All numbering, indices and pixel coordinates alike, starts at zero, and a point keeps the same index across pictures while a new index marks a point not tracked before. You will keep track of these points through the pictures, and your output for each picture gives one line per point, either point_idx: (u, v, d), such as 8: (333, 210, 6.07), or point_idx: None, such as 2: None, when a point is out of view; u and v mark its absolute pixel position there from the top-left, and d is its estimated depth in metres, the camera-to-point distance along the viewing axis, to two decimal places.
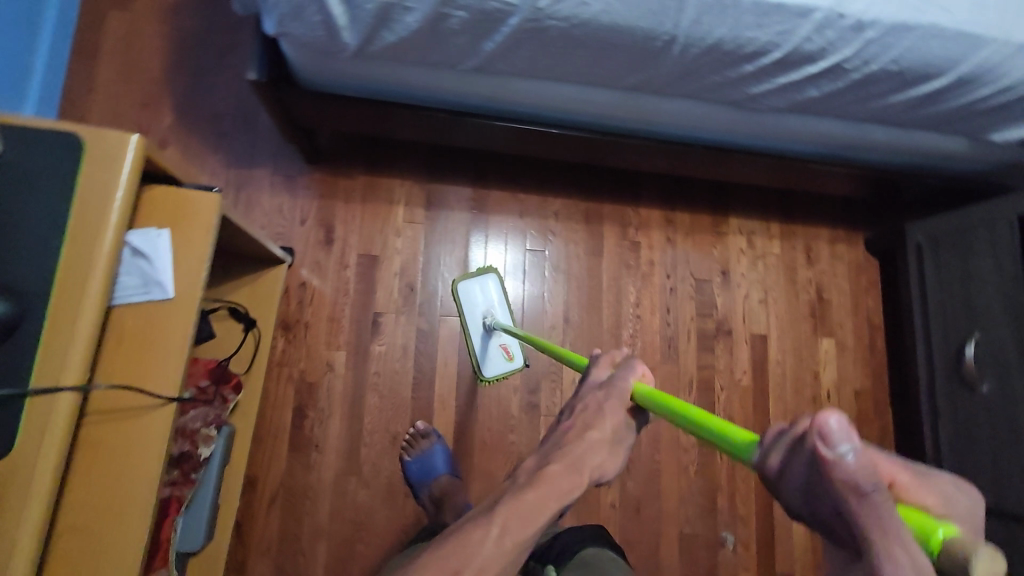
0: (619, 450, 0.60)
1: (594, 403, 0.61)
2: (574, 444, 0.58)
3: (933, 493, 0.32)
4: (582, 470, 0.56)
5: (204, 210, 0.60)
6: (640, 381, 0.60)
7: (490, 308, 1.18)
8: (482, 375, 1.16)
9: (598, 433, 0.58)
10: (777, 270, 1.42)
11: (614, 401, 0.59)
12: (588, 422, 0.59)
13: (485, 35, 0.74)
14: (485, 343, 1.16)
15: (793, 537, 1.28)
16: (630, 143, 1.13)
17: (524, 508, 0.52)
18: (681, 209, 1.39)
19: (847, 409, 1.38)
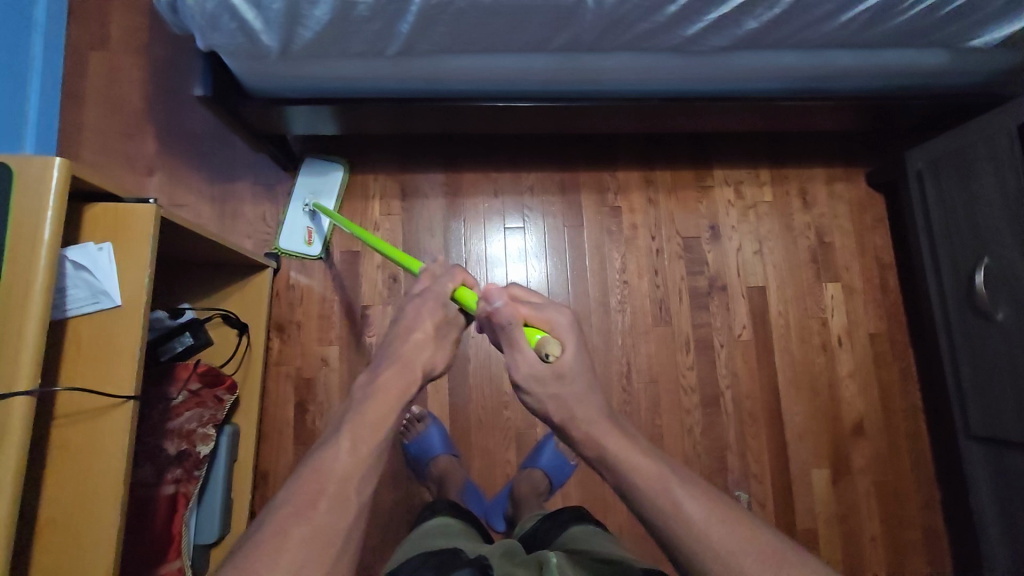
0: (444, 343, 0.72)
1: (413, 309, 0.71)
2: (403, 348, 0.68)
3: (544, 318, 0.69)
4: (412, 368, 0.66)
5: (141, 220, 0.64)
6: (462, 287, 0.75)
7: (316, 194, 1.25)
8: (278, 245, 1.23)
9: (420, 335, 0.69)
10: (770, 218, 1.36)
11: (429, 305, 0.71)
12: (410, 326, 0.70)
13: (397, 17, 0.75)
14: (298, 217, 1.24)
15: (812, 489, 1.24)
16: (588, 107, 1.11)
17: (371, 417, 0.61)
18: (660, 167, 1.36)
19: (861, 354, 1.31)
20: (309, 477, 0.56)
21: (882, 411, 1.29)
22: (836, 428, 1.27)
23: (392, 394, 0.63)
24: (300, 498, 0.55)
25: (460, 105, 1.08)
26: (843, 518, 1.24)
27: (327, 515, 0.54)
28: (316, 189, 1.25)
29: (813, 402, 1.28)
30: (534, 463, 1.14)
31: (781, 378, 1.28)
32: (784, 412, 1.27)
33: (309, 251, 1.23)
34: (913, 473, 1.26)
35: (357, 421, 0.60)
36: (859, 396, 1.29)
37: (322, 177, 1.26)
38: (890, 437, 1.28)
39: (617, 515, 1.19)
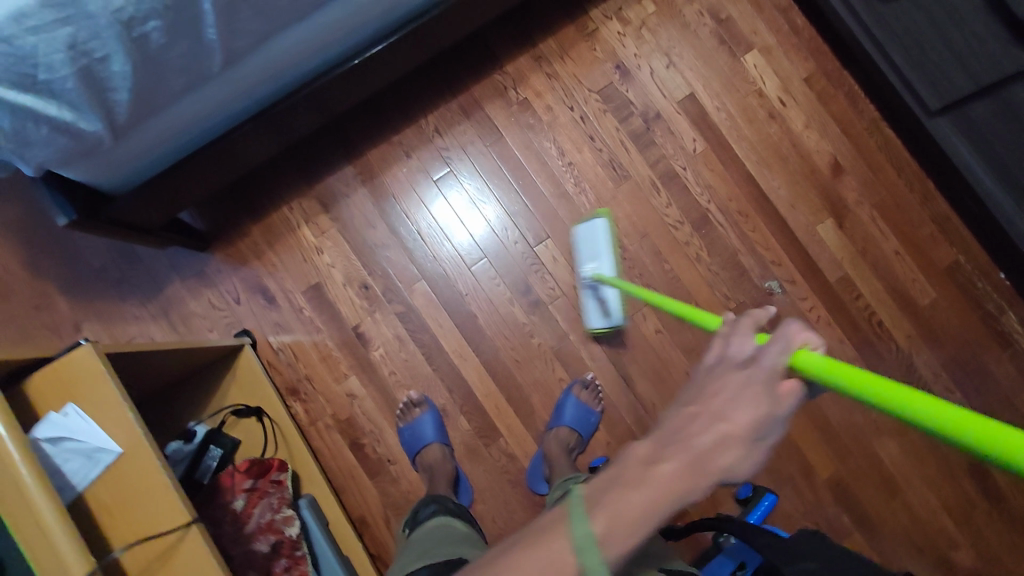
0: (773, 434, 0.42)
1: (726, 383, 0.42)
2: (701, 434, 0.41)
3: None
4: (704, 472, 0.40)
5: (86, 362, 0.60)
6: (808, 350, 0.43)
7: (591, 254, 1.17)
8: (588, 326, 1.19)
9: (735, 428, 0.41)
10: (665, 27, 1.30)
11: (755, 387, 0.42)
12: (725, 408, 0.41)
13: (198, 24, 0.66)
14: (586, 291, 1.18)
15: (827, 243, 1.28)
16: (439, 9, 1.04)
17: (625, 515, 0.40)
18: (541, 38, 1.28)
19: (807, 102, 1.30)
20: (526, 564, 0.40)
21: (849, 141, 1.30)
22: (819, 179, 1.29)
23: (665, 498, 0.40)
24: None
25: (321, 83, 1.01)
26: (864, 250, 1.28)
27: None
28: (597, 258, 1.16)
29: (788, 169, 1.29)
30: (558, 422, 1.15)
31: (750, 165, 1.28)
32: (769, 193, 1.28)
33: (611, 321, 1.17)
34: (901, 179, 1.30)
35: (613, 518, 0.40)
36: (824, 140, 1.30)
37: (602, 244, 1.17)
38: (867, 159, 1.30)
39: (678, 365, 1.22)
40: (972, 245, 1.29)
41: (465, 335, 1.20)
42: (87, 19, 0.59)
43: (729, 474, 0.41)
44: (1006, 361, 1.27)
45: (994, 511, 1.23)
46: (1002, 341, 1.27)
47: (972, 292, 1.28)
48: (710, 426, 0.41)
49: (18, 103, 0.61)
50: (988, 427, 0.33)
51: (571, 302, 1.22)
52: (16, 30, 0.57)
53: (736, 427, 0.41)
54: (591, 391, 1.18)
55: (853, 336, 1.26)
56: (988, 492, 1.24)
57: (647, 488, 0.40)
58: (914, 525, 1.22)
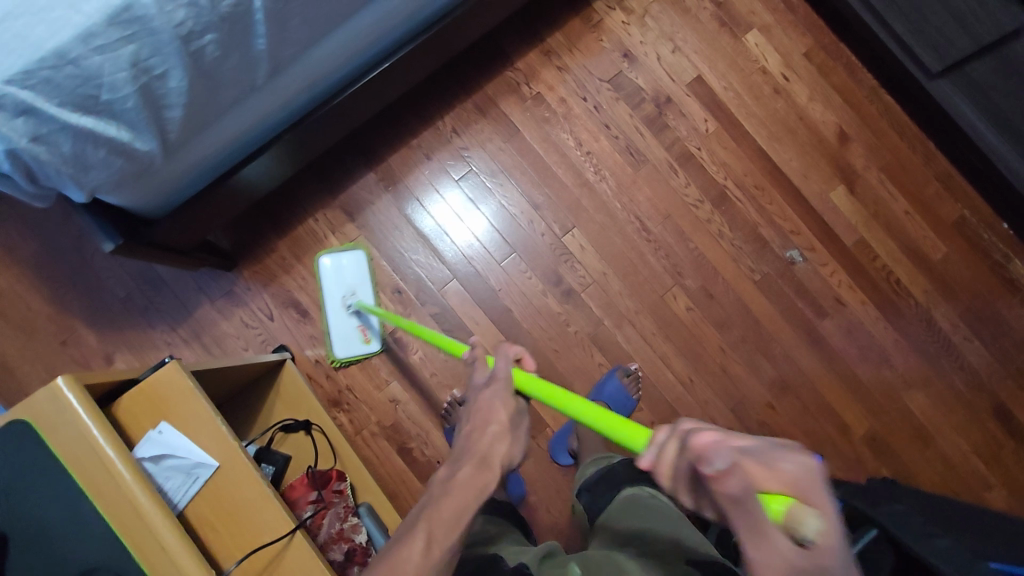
0: (520, 431, 0.60)
1: (484, 399, 0.58)
2: (480, 439, 0.56)
3: (777, 473, 0.35)
4: (490, 467, 0.55)
5: (175, 380, 0.64)
6: (517, 368, 0.62)
7: (348, 287, 1.17)
8: (334, 356, 1.15)
9: (499, 426, 0.57)
10: (668, 13, 1.33)
11: (502, 395, 0.59)
12: (487, 415, 0.58)
13: (247, 34, 0.67)
14: (344, 320, 1.16)
15: (841, 210, 1.32)
16: (458, 12, 1.05)
17: (447, 514, 0.52)
18: (549, 32, 1.30)
19: (809, 75, 1.34)
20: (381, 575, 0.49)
21: (852, 110, 1.34)
22: (827, 149, 1.33)
23: (470, 494, 0.53)
24: None
25: (348, 96, 1.01)
26: (877, 214, 1.32)
27: None
28: (351, 288, 1.17)
29: (797, 141, 1.33)
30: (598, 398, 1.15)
31: (761, 141, 1.32)
32: (782, 166, 1.31)
33: (368, 348, 1.16)
34: (903, 142, 1.35)
35: (433, 520, 0.52)
36: (828, 111, 1.34)
37: (356, 271, 1.18)
38: (871, 126, 1.34)
39: (711, 340, 1.24)
40: (976, 199, 1.35)
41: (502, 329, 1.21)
42: (149, 36, 0.59)
43: (502, 456, 0.57)
44: (1017, 307, 1.33)
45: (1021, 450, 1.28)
46: (1013, 288, 1.33)
47: (981, 244, 1.34)
48: (480, 429, 0.57)
49: (82, 125, 0.61)
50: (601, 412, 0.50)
51: (603, 288, 1.24)
52: (83, 50, 0.57)
53: (497, 422, 0.57)
54: (632, 378, 1.20)
55: (875, 296, 1.30)
56: (1014, 433, 1.29)
57: (454, 493, 0.53)
58: (949, 473, 1.27)
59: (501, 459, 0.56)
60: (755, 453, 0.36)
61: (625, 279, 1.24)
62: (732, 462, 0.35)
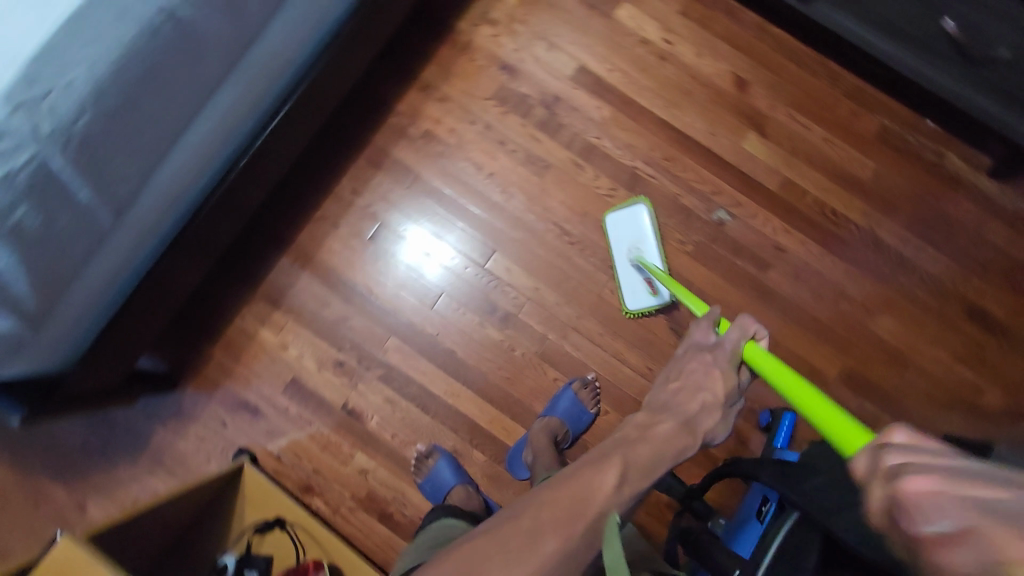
0: (725, 415, 0.75)
1: (700, 369, 0.77)
2: (688, 402, 0.74)
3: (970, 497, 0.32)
4: (694, 430, 0.71)
5: (68, 552, 0.72)
6: (751, 342, 0.75)
7: (633, 240, 1.21)
8: (628, 308, 1.19)
9: (709, 399, 0.74)
10: (533, 11, 1.30)
11: (714, 370, 0.75)
12: (700, 384, 0.75)
13: (67, 194, 0.66)
14: (631, 275, 1.20)
15: (757, 157, 1.28)
16: (323, 82, 1.01)
17: (644, 456, 0.64)
18: (420, 65, 1.27)
19: (690, 32, 1.31)
20: (572, 489, 0.58)
21: (743, 54, 1.30)
22: (728, 100, 1.29)
23: (667, 444, 0.67)
24: (572, 505, 0.57)
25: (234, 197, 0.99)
26: (795, 150, 1.28)
27: (573, 538, 0.54)
28: (632, 244, 1.21)
29: (696, 101, 1.29)
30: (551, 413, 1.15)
31: (660, 111, 1.28)
32: (687, 130, 1.28)
33: (659, 300, 1.18)
34: (804, 71, 1.30)
35: (630, 456, 0.64)
36: (719, 62, 1.30)
37: (631, 225, 1.21)
38: (767, 64, 1.30)
39: (661, 324, 1.22)
40: (892, 106, 1.30)
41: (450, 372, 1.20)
42: None
43: (698, 425, 0.72)
44: (963, 203, 1.28)
45: (1003, 345, 1.24)
46: (953, 184, 1.28)
47: (910, 148, 1.29)
48: (692, 394, 0.75)
49: None
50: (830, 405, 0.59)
51: (539, 303, 1.22)
52: None
53: (705, 396, 0.74)
54: (589, 390, 1.17)
55: (815, 233, 1.26)
56: (992, 329, 1.25)
57: (653, 440, 0.67)
58: (936, 388, 1.23)
59: (699, 429, 0.72)
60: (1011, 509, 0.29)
61: (558, 288, 1.22)
62: (959, 521, 0.30)
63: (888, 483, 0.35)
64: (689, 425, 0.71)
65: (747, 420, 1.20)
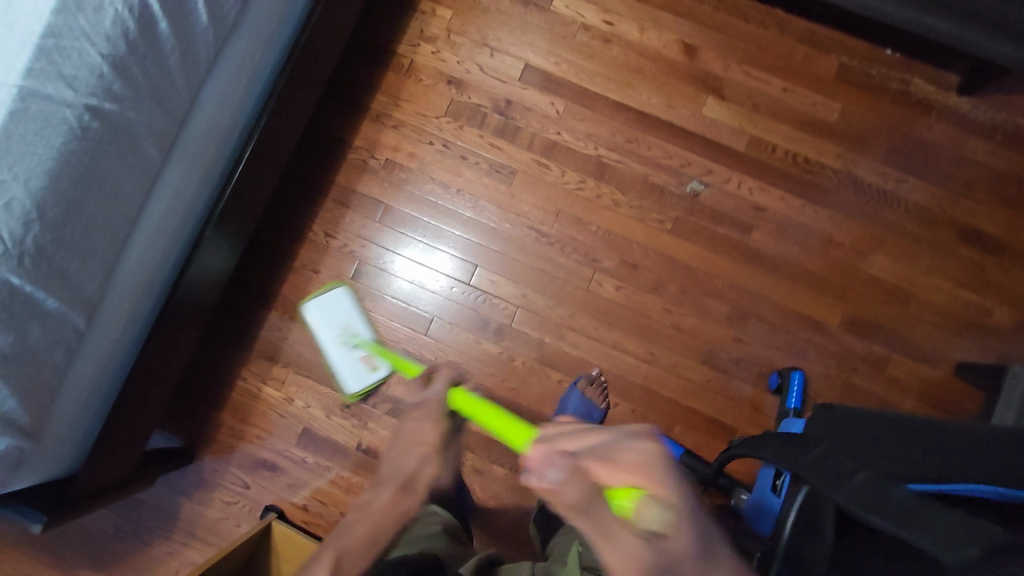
0: (434, 459, 0.74)
1: (415, 428, 0.73)
2: (409, 462, 0.74)
3: (628, 468, 0.43)
4: (411, 488, 0.72)
5: None
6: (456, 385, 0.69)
7: (343, 323, 1.07)
8: (349, 392, 1.02)
9: (422, 446, 0.73)
10: (469, 20, 1.28)
11: (426, 417, 0.72)
12: (415, 438, 0.73)
13: (31, 306, 0.67)
14: (347, 356, 1.03)
15: (720, 121, 1.26)
16: (273, 137, 1.01)
17: (362, 538, 0.68)
18: (368, 97, 1.26)
19: (630, 9, 1.29)
20: None
21: (687, 21, 1.28)
22: (681, 70, 1.27)
23: (376, 518, 0.69)
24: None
25: (208, 268, 0.99)
26: (757, 106, 1.26)
27: None
28: (349, 320, 1.08)
29: (648, 78, 1.27)
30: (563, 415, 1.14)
31: (614, 95, 1.27)
32: (645, 109, 1.26)
33: (375, 377, 1.03)
34: (751, 25, 1.28)
35: (343, 543, 0.67)
36: (665, 34, 1.28)
37: (346, 301, 1.11)
38: (713, 26, 1.28)
39: (653, 307, 1.21)
40: (848, 42, 1.27)
41: None
42: None
43: (416, 475, 0.73)
44: (937, 126, 1.25)
45: (1003, 261, 1.22)
46: (923, 109, 1.26)
47: (872, 82, 1.27)
48: (408, 450, 0.74)
49: None
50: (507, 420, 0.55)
51: (530, 309, 1.22)
52: None
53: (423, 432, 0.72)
54: (596, 385, 1.17)
55: (792, 186, 1.25)
56: (989, 248, 1.22)
57: (370, 515, 0.70)
58: (943, 317, 1.21)
59: (420, 485, 0.73)
60: (604, 449, 0.46)
61: (546, 290, 1.22)
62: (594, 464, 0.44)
63: (549, 468, 0.43)
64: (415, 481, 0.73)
65: (758, 385, 1.19)
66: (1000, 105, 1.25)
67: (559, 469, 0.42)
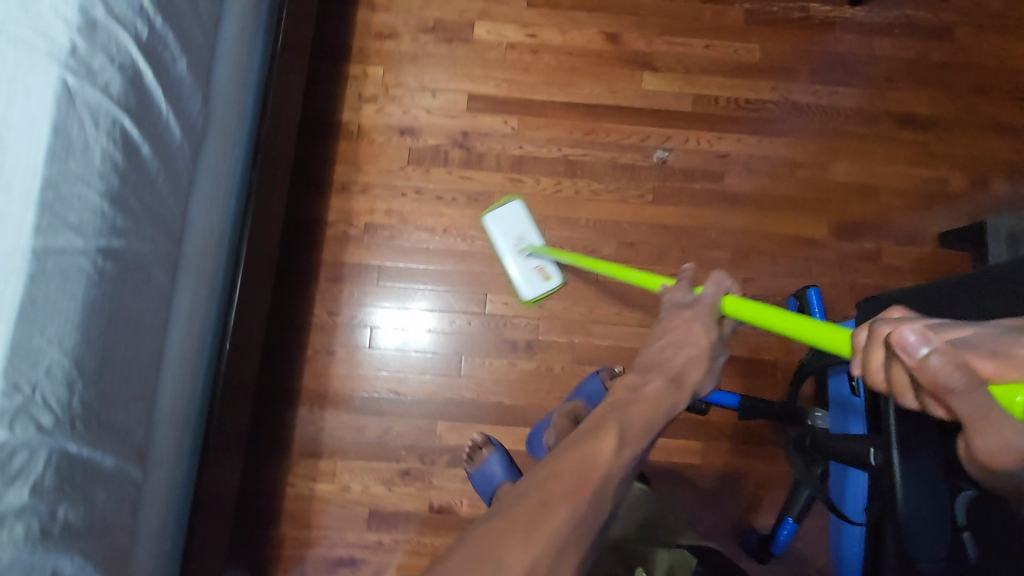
0: (713, 363, 0.72)
1: (681, 325, 0.72)
2: (675, 355, 0.69)
3: (1018, 364, 0.40)
4: (683, 386, 0.67)
5: None
6: (727, 295, 0.73)
7: (518, 234, 1.22)
8: (525, 299, 1.21)
9: (694, 351, 0.70)
10: (403, 71, 1.31)
11: (699, 319, 0.72)
12: (684, 339, 0.71)
13: (91, 469, 0.62)
14: (524, 264, 1.22)
15: (661, 91, 1.33)
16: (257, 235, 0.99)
17: (641, 419, 0.60)
18: (328, 168, 1.27)
19: (545, 17, 1.35)
20: (553, 469, 0.53)
21: (599, 11, 1.36)
22: (609, 57, 1.35)
23: (655, 402, 0.63)
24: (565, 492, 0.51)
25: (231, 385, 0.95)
26: (687, 68, 1.35)
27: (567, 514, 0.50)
28: (522, 231, 1.22)
29: (583, 72, 1.34)
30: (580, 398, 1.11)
31: (559, 96, 1.32)
32: (590, 100, 1.32)
33: (552, 284, 1.21)
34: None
35: (626, 421, 0.59)
36: (585, 29, 1.35)
37: (514, 221, 1.22)
38: (623, 9, 1.37)
39: (663, 275, 1.25)
40: None
41: (510, 420, 1.19)
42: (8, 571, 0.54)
43: (687, 362, 0.69)
44: (845, 38, 1.37)
45: (942, 134, 1.34)
46: (828, 27, 1.38)
47: (777, 17, 1.38)
48: (678, 348, 0.70)
49: None
50: (812, 318, 0.58)
51: (551, 316, 1.23)
52: None
53: (684, 357, 0.69)
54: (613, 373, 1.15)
55: (744, 128, 1.32)
56: (925, 127, 1.34)
57: (645, 399, 0.63)
58: (913, 199, 1.31)
59: (692, 378, 0.69)
60: (974, 342, 0.42)
61: (560, 294, 1.23)
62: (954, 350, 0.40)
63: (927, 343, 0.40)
64: (677, 380, 0.67)
65: None
66: (889, 5, 1.38)
67: (943, 362, 0.39)
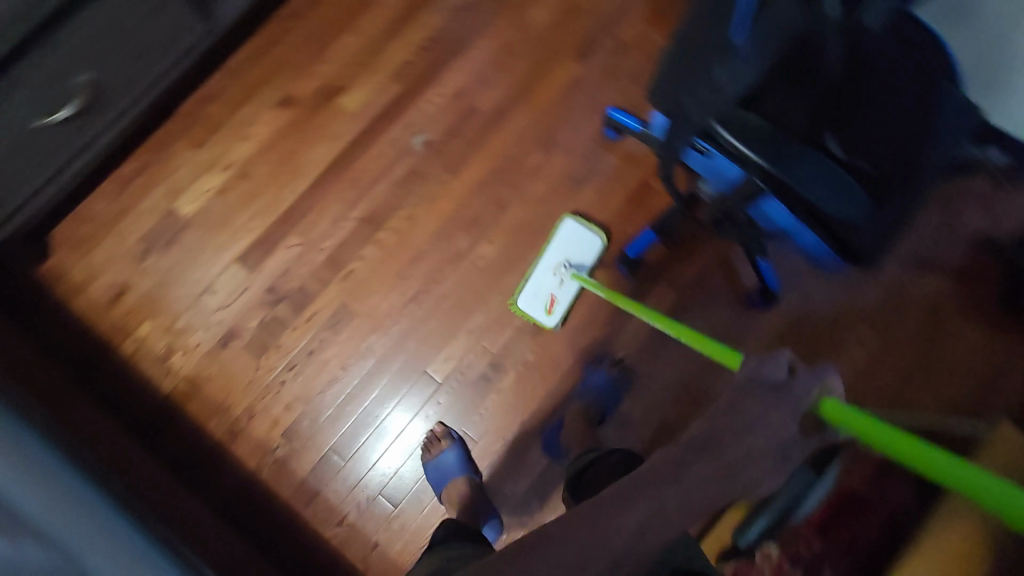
0: (785, 453, 0.60)
1: (754, 408, 0.58)
2: (737, 449, 0.58)
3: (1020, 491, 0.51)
4: (733, 480, 0.59)
5: None
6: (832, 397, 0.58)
7: (571, 255, 1.19)
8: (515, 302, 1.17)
9: (763, 446, 0.58)
10: (167, 302, 1.18)
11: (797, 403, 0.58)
12: (754, 431, 0.57)
13: None
14: (546, 279, 1.17)
15: (363, 99, 1.29)
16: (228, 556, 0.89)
17: (665, 508, 0.58)
18: (204, 434, 1.13)
19: (220, 143, 1.25)
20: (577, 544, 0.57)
21: (253, 95, 1.28)
22: (300, 118, 1.28)
23: (687, 494, 0.58)
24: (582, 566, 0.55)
25: None
26: (361, 63, 1.31)
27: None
28: (562, 253, 1.19)
29: (297, 148, 1.26)
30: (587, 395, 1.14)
31: (301, 183, 1.24)
32: (326, 161, 1.26)
33: (552, 316, 1.16)
34: (280, 43, 1.31)
35: (660, 506, 0.57)
36: (259, 118, 1.27)
37: (569, 241, 1.19)
38: (267, 75, 1.29)
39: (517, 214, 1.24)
40: None
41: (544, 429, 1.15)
42: None
43: (742, 461, 0.58)
44: None
45: None
46: None
47: None
48: (741, 435, 0.58)
49: None
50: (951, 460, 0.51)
51: (484, 330, 1.18)
52: None
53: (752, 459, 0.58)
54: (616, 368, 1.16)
55: (446, 61, 1.32)
56: None
57: (680, 486, 0.58)
58: None
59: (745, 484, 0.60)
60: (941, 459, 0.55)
61: (473, 309, 1.19)
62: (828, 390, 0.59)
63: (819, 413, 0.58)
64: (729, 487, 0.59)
65: (615, 148, 1.28)
66: None
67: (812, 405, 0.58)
